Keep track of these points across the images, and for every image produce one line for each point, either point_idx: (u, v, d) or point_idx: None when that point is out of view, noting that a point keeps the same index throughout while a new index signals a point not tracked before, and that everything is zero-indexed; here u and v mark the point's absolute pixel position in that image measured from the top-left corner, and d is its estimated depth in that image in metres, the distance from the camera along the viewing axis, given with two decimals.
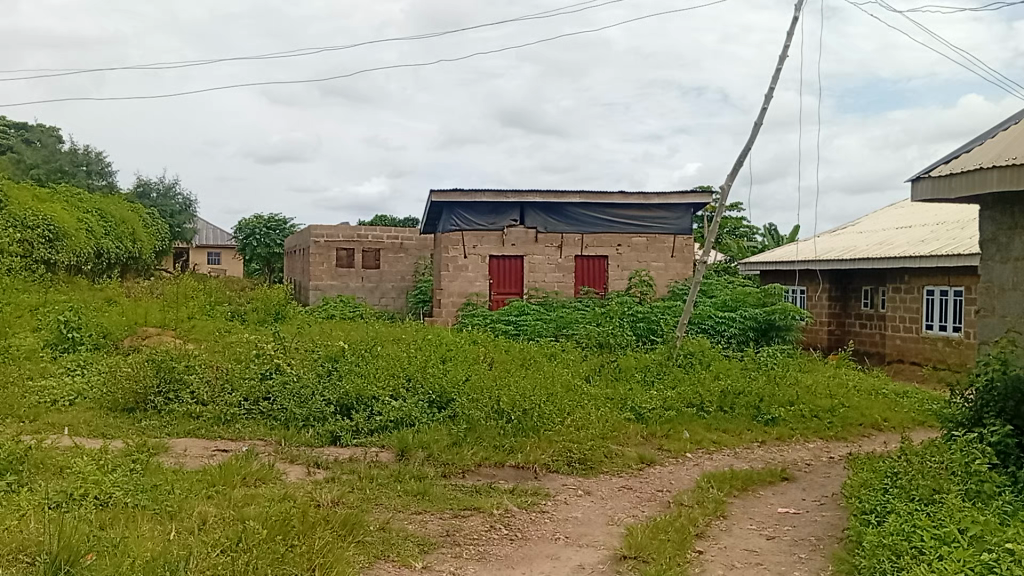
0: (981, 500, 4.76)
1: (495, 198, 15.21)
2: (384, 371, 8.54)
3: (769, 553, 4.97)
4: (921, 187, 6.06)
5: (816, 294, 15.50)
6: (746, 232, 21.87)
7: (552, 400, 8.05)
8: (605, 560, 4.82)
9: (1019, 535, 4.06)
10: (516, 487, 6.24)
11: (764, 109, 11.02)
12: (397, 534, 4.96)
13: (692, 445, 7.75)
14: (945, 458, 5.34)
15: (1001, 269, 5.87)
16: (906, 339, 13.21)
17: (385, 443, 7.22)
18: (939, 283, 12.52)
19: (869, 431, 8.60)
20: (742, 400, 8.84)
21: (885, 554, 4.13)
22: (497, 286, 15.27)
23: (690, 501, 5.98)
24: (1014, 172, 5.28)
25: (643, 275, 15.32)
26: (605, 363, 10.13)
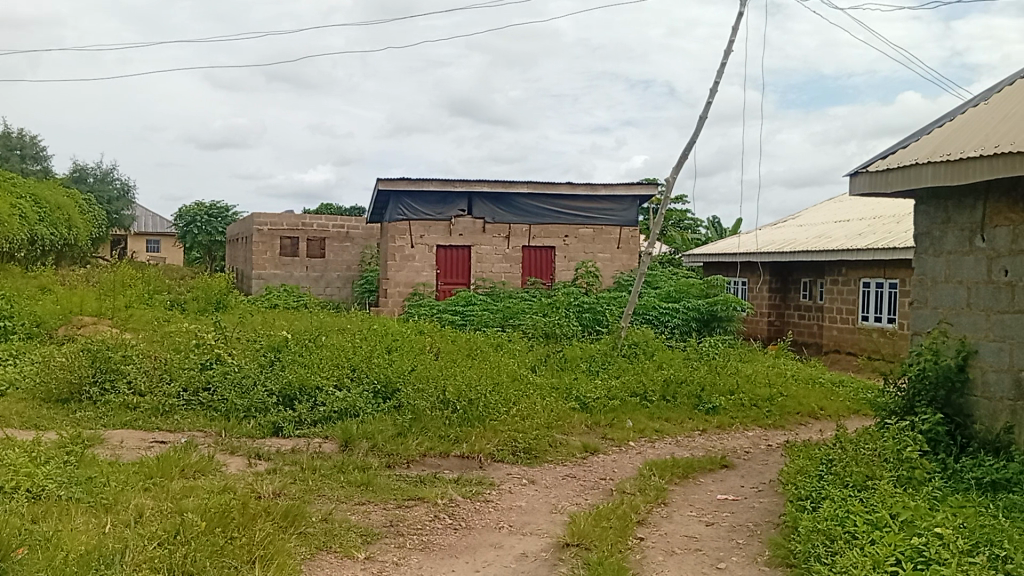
0: (912, 486, 4.93)
1: (443, 188, 15.17)
2: (329, 361, 8.46)
3: (708, 539, 5.07)
4: (859, 181, 6.23)
5: (757, 286, 15.82)
6: (691, 223, 22.22)
7: (498, 389, 8.07)
8: (547, 547, 4.86)
9: (947, 519, 4.22)
10: (461, 477, 6.24)
11: (709, 103, 11.21)
12: (340, 525, 4.93)
13: (635, 433, 7.86)
14: (878, 445, 5.50)
15: (933, 262, 6.06)
16: (842, 330, 13.57)
17: (329, 434, 7.15)
18: (875, 275, 12.86)
19: (806, 419, 8.83)
20: (684, 390, 9.00)
21: (820, 538, 4.25)
22: (444, 276, 15.24)
23: (632, 488, 6.07)
24: (948, 168, 5.46)
25: (589, 266, 15.42)
26: (551, 353, 10.20)
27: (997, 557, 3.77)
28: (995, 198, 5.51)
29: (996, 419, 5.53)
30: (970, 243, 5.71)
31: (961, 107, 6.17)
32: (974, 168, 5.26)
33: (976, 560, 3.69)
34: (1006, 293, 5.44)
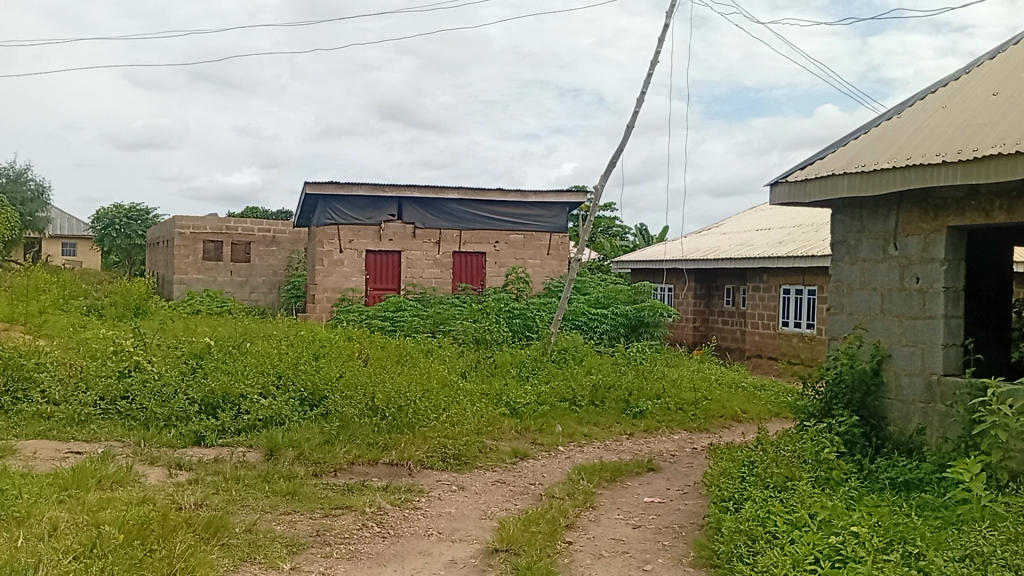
0: (829, 486, 5.11)
1: (372, 192, 15.04)
2: (254, 368, 8.28)
3: (635, 542, 5.14)
4: (779, 191, 6.44)
5: (683, 292, 16.15)
6: (619, 231, 22.58)
7: (428, 396, 8.00)
8: (476, 553, 4.86)
9: (862, 518, 4.37)
10: (390, 485, 6.18)
11: (637, 112, 11.42)
12: (264, 536, 4.82)
13: (564, 438, 7.92)
14: (798, 447, 5.69)
15: (849, 269, 6.29)
16: (763, 336, 13.95)
17: (253, 443, 6.99)
18: (795, 282, 13.26)
19: (729, 422, 9.05)
20: (612, 394, 9.12)
21: (741, 539, 4.37)
22: (373, 281, 15.10)
23: (561, 493, 6.12)
24: (863, 179, 5.69)
25: (519, 272, 15.38)
26: (481, 359, 10.20)
27: (910, 554, 3.92)
28: (907, 208, 5.75)
29: (908, 421, 5.76)
30: (884, 251, 5.95)
31: (875, 120, 6.42)
32: (887, 179, 5.49)
33: (890, 558, 3.84)
34: (917, 299, 5.67)
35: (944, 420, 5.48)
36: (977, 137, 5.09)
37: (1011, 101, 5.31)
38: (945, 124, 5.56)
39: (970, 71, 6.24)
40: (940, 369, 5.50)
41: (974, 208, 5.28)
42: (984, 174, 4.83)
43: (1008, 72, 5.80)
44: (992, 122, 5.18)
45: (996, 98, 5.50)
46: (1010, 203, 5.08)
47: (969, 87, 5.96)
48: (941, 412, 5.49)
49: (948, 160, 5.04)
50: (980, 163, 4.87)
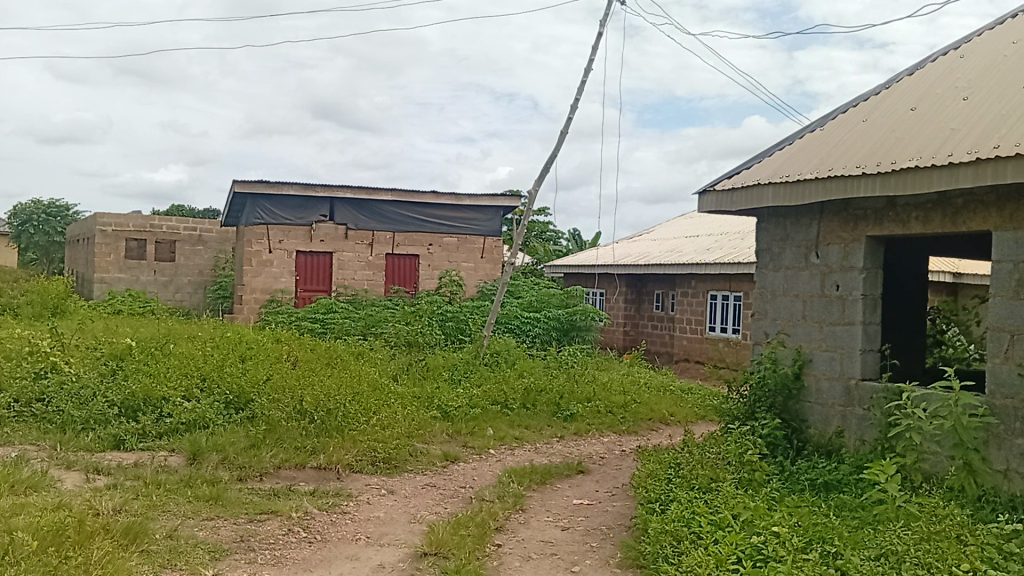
0: (752, 487, 5.25)
1: (303, 192, 14.80)
2: (177, 371, 8.05)
3: (563, 544, 5.18)
4: (707, 200, 6.59)
5: (614, 296, 16.37)
6: (552, 235, 22.76)
7: (358, 399, 7.82)
8: (405, 557, 4.82)
9: (783, 518, 4.50)
10: (317, 489, 6.09)
11: (570, 117, 11.54)
12: (185, 542, 4.69)
13: (495, 441, 7.93)
14: (722, 450, 5.83)
15: (773, 276, 6.47)
16: (691, 340, 14.24)
17: (176, 447, 6.80)
18: (722, 287, 13.57)
19: (657, 425, 9.21)
20: (543, 398, 9.17)
21: (667, 539, 4.44)
22: (303, 282, 14.88)
23: (491, 495, 6.13)
24: (786, 189, 5.86)
25: (452, 275, 15.26)
26: (413, 362, 10.14)
27: (828, 553, 4.04)
28: (829, 218, 5.94)
29: (828, 424, 5.95)
30: (806, 259, 6.14)
31: (799, 132, 6.62)
32: (810, 190, 5.67)
33: (810, 557, 3.95)
34: (837, 306, 5.86)
35: (861, 423, 5.68)
36: (895, 150, 5.29)
37: (928, 116, 5.53)
38: (866, 137, 5.77)
39: (890, 87, 6.48)
40: (858, 374, 5.70)
41: (891, 219, 5.49)
42: (902, 186, 5.02)
43: (925, 88, 6.05)
44: (909, 136, 5.39)
45: (913, 113, 5.72)
46: (925, 214, 5.30)
47: (887, 102, 6.20)
48: (859, 415, 5.69)
49: (868, 173, 5.22)
50: (897, 175, 5.06)
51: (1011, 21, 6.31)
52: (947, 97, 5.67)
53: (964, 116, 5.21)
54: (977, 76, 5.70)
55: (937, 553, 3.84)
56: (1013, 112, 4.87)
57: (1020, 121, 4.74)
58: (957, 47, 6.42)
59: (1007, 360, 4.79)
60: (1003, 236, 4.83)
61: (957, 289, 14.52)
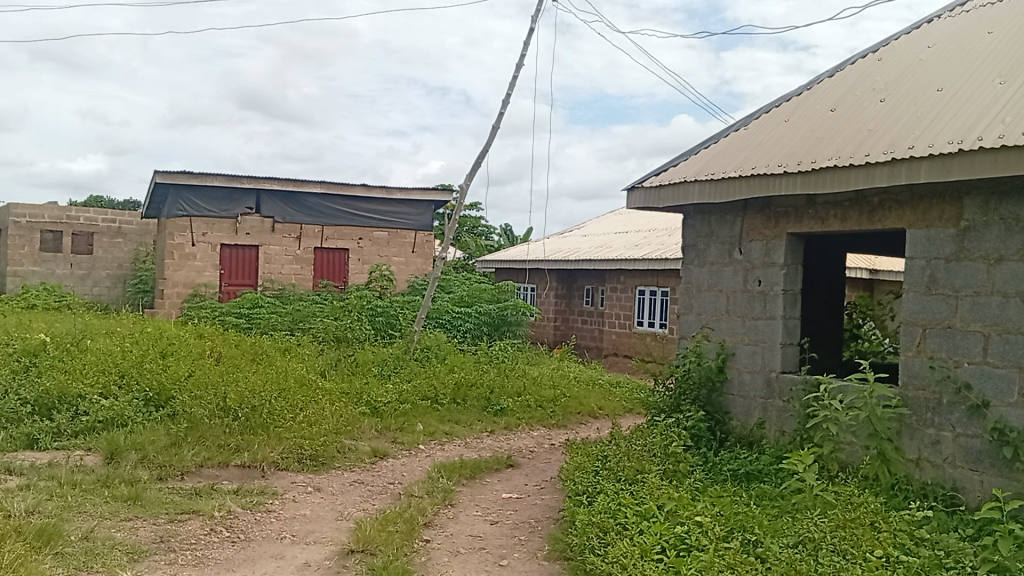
0: (676, 479, 5.36)
1: (228, 183, 14.48)
2: (94, 367, 7.78)
3: (492, 537, 5.18)
4: (635, 196, 6.68)
5: (545, 291, 16.48)
6: (484, 230, 22.78)
7: (284, 395, 7.69)
8: (331, 555, 4.76)
9: (705, 508, 4.62)
10: (241, 488, 5.97)
11: (502, 112, 11.55)
12: (103, 544, 4.54)
13: (425, 437, 7.90)
14: (648, 441, 5.94)
15: (698, 272, 6.60)
16: (620, 335, 14.43)
17: (93, 446, 6.56)
18: (649, 283, 13.79)
19: (586, 418, 9.32)
20: (474, 392, 9.17)
21: (594, 531, 4.49)
22: (228, 277, 14.55)
23: (419, 491, 6.10)
24: (711, 187, 5.99)
25: (383, 269, 15.07)
26: (342, 358, 10.03)
27: (748, 541, 4.16)
28: (752, 215, 6.10)
29: (749, 415, 6.10)
30: (730, 256, 6.28)
31: (725, 131, 6.77)
32: (734, 187, 5.80)
33: (731, 545, 4.05)
34: (759, 300, 6.02)
35: (781, 414, 5.84)
36: (814, 150, 5.46)
37: (846, 117, 5.72)
38: (788, 137, 5.93)
39: (812, 89, 6.68)
40: (778, 367, 5.86)
41: (811, 217, 5.66)
42: (821, 184, 5.18)
43: (845, 89, 6.25)
44: (829, 136, 5.57)
45: (833, 114, 5.91)
46: (844, 212, 5.47)
47: (808, 103, 6.40)
48: (778, 407, 5.85)
49: (789, 172, 5.37)
50: (816, 174, 5.22)
51: (925, 26, 6.57)
52: (865, 99, 5.87)
53: (880, 118, 5.41)
54: (893, 79, 5.92)
55: (852, 540, 4.00)
56: (926, 114, 5.08)
57: (932, 123, 4.93)
58: (875, 50, 6.65)
59: (919, 352, 4.99)
60: (916, 234, 5.02)
61: (873, 286, 15.09)
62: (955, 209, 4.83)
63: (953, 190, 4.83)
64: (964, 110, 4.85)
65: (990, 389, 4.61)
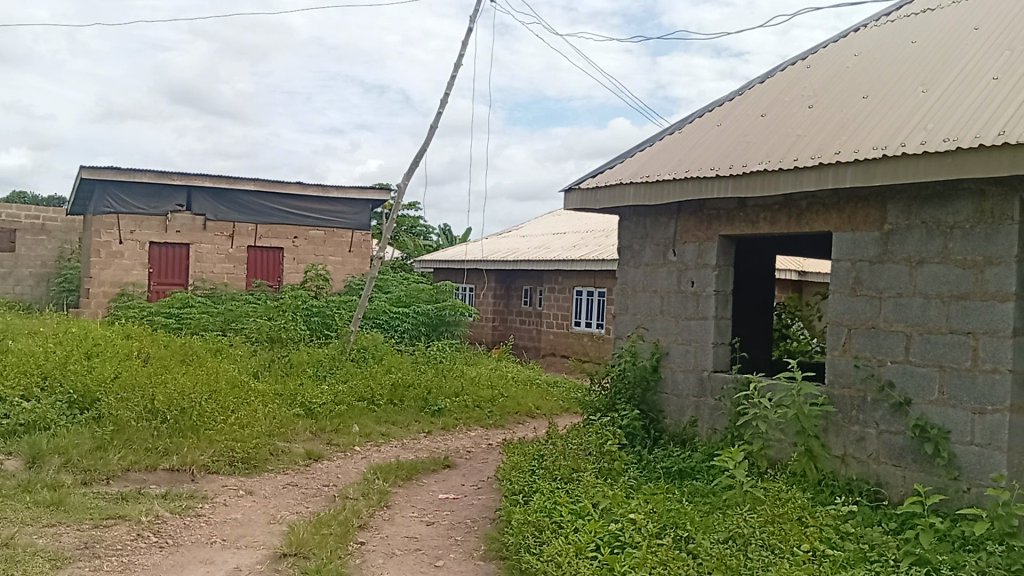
0: (610, 477, 5.43)
1: (157, 180, 14.08)
2: (14, 369, 7.49)
3: (427, 538, 5.16)
4: (572, 197, 6.74)
5: (483, 291, 16.49)
6: (423, 230, 22.67)
7: (215, 397, 7.52)
8: (262, 560, 4.68)
9: (638, 506, 4.70)
10: (169, 491, 5.82)
11: (441, 111, 11.51)
12: (22, 551, 4.38)
13: (360, 438, 7.81)
14: (583, 440, 6.00)
15: (633, 272, 6.68)
16: (557, 335, 14.52)
17: (13, 450, 6.31)
18: (587, 284, 13.92)
19: (523, 418, 9.35)
20: (411, 393, 9.11)
21: (529, 530, 4.49)
22: (157, 276, 14.18)
23: (355, 493, 6.03)
24: (646, 189, 6.08)
25: (319, 269, 14.84)
26: (276, 359, 9.85)
27: (680, 537, 4.23)
28: (685, 217, 6.21)
29: (682, 414, 6.21)
30: (664, 257, 6.38)
31: (660, 134, 6.88)
32: (668, 190, 5.90)
33: (663, 542, 4.12)
34: (692, 301, 6.13)
35: (713, 412, 5.96)
36: (746, 154, 5.58)
37: (777, 122, 5.86)
38: (721, 141, 6.06)
39: (744, 94, 6.83)
40: (710, 366, 5.98)
41: (742, 219, 5.79)
42: (752, 188, 5.30)
43: (776, 95, 6.41)
44: (759, 141, 5.70)
45: (763, 119, 6.06)
46: (773, 215, 5.61)
47: (741, 108, 6.54)
48: (710, 405, 5.96)
49: (721, 175, 5.48)
50: (747, 178, 5.34)
51: (852, 35, 6.79)
52: (794, 105, 6.03)
53: (809, 123, 5.56)
54: (820, 86, 6.10)
55: (780, 534, 4.11)
56: (851, 121, 5.24)
57: (857, 129, 5.09)
58: (805, 58, 6.85)
59: (845, 352, 5.15)
60: (842, 236, 5.18)
61: (803, 287, 15.51)
62: (879, 213, 4.99)
63: (877, 195, 4.99)
64: (888, 117, 5.02)
65: (912, 387, 4.77)
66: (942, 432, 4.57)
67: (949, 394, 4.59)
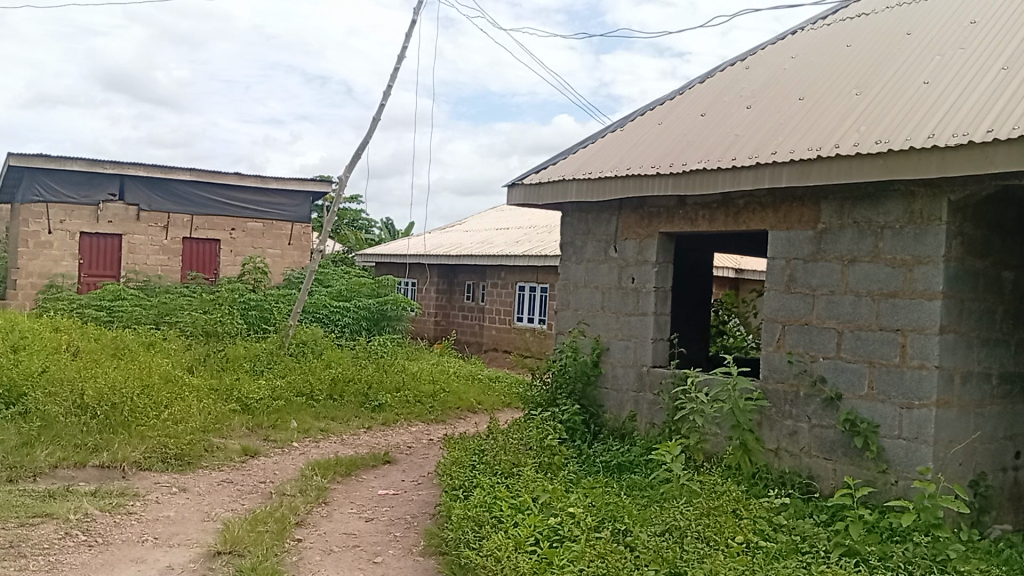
0: (550, 471, 5.46)
1: (88, 168, 13.63)
2: None
3: (366, 535, 5.12)
4: (515, 193, 6.75)
5: (426, 286, 16.42)
6: (365, 224, 22.44)
7: (147, 392, 7.32)
8: (196, 558, 4.58)
9: (578, 500, 4.74)
10: (99, 489, 5.65)
11: (383, 103, 11.39)
12: None
13: (298, 434, 7.71)
14: (524, 435, 6.02)
15: (575, 268, 6.72)
16: (500, 330, 14.53)
17: None
18: (530, 279, 13.98)
19: (464, 413, 9.35)
20: (351, 388, 9.01)
21: (469, 525, 4.48)
22: (88, 267, 13.77)
23: (292, 489, 5.94)
24: (589, 185, 6.12)
25: (258, 262, 14.50)
26: (211, 353, 9.64)
27: (618, 531, 4.27)
28: (627, 214, 6.27)
29: (622, 408, 6.28)
30: (606, 253, 6.44)
31: (602, 132, 6.94)
32: (610, 186, 5.95)
33: (602, 535, 4.16)
34: (632, 297, 6.20)
35: (651, 407, 6.04)
36: (685, 153, 5.66)
37: (716, 122, 5.96)
38: (661, 139, 6.13)
39: (685, 94, 6.93)
40: (649, 361, 6.06)
41: (681, 217, 5.88)
42: (691, 186, 5.38)
43: (716, 95, 6.52)
44: (698, 140, 5.79)
45: (703, 119, 6.14)
46: (711, 213, 5.71)
47: (681, 107, 6.63)
48: (649, 400, 6.04)
49: (661, 173, 5.55)
50: (687, 176, 5.41)
51: (788, 38, 6.94)
52: (733, 105, 6.14)
53: (746, 124, 5.67)
54: (759, 88, 6.21)
55: (716, 526, 4.19)
56: (787, 122, 5.36)
57: (793, 130, 5.21)
58: (743, 59, 6.97)
59: (779, 348, 5.28)
60: (778, 235, 5.30)
61: (740, 284, 15.83)
62: (813, 212, 5.12)
63: (812, 195, 5.12)
64: (823, 120, 5.13)
65: (843, 382, 4.91)
66: (872, 425, 4.72)
67: (878, 389, 4.73)
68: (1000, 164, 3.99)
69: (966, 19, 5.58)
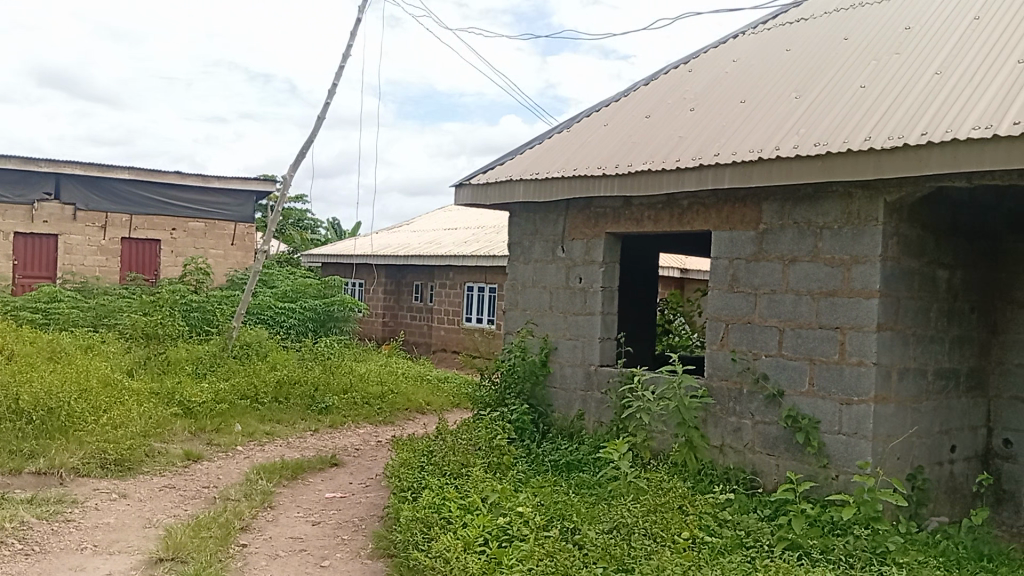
0: (499, 471, 5.47)
1: (21, 166, 13.21)
2: None
3: (313, 539, 5.06)
4: (462, 193, 6.74)
5: (373, 287, 16.29)
6: (310, 224, 22.19)
7: (85, 396, 7.10)
8: (137, 565, 4.46)
9: (527, 499, 4.76)
10: (36, 496, 5.47)
11: (328, 102, 11.25)
12: None
13: (243, 437, 7.58)
14: (472, 435, 6.01)
15: (523, 268, 6.74)
16: (448, 331, 14.50)
17: None
18: (478, 279, 13.98)
19: (413, 414, 9.30)
20: (298, 390, 8.88)
21: (418, 526, 4.44)
22: (23, 268, 13.42)
23: (236, 494, 5.83)
24: (536, 186, 6.14)
25: (199, 262, 14.20)
26: (152, 356, 9.41)
27: (567, 529, 4.30)
28: (573, 214, 6.31)
29: (570, 407, 6.32)
30: (553, 253, 6.47)
31: (548, 133, 6.97)
32: (557, 186, 5.98)
33: (551, 534, 4.18)
34: (579, 297, 6.24)
35: (599, 406, 6.09)
36: (631, 154, 5.72)
37: (660, 124, 6.03)
38: (607, 141, 6.18)
39: (629, 96, 7.00)
40: (597, 361, 6.10)
41: (627, 217, 5.93)
42: (637, 186, 5.44)
43: (660, 97, 6.60)
44: (643, 141, 5.86)
45: (648, 121, 6.21)
46: (656, 213, 5.78)
47: (626, 109, 6.70)
48: (597, 399, 6.09)
49: (607, 174, 5.60)
50: (632, 176, 5.47)
51: (731, 42, 7.06)
52: (677, 107, 6.22)
53: (690, 125, 5.75)
54: (702, 90, 6.30)
55: (661, 523, 4.25)
56: (730, 124, 5.45)
57: (736, 131, 5.30)
58: (687, 62, 7.07)
59: (723, 346, 5.37)
60: (720, 234, 5.39)
61: (684, 284, 16.07)
62: (755, 213, 5.22)
63: (753, 196, 5.22)
64: (764, 122, 5.23)
65: (784, 379, 5.02)
66: (813, 421, 4.83)
67: (818, 385, 4.85)
68: (934, 166, 4.12)
69: (900, 25, 5.75)
